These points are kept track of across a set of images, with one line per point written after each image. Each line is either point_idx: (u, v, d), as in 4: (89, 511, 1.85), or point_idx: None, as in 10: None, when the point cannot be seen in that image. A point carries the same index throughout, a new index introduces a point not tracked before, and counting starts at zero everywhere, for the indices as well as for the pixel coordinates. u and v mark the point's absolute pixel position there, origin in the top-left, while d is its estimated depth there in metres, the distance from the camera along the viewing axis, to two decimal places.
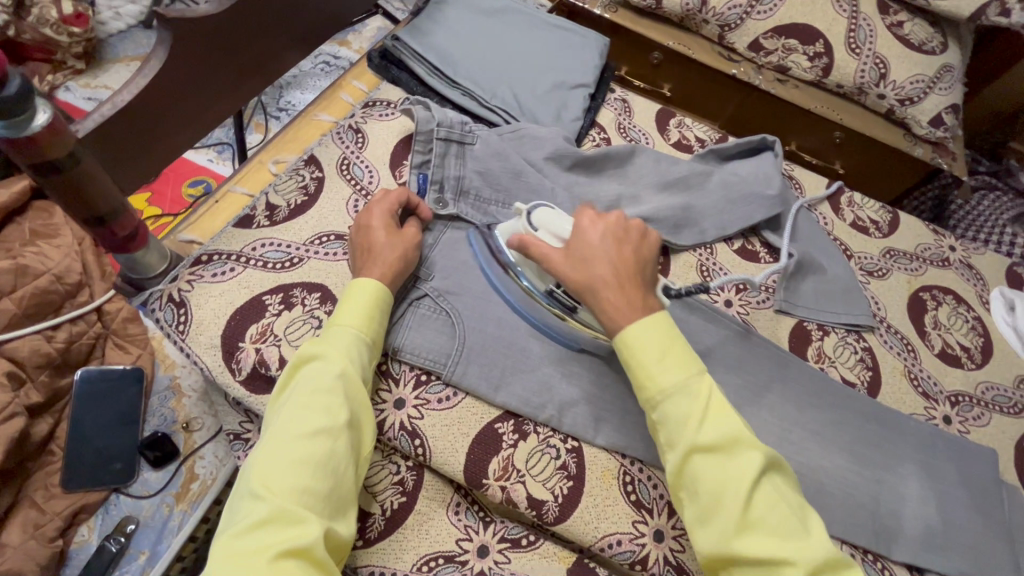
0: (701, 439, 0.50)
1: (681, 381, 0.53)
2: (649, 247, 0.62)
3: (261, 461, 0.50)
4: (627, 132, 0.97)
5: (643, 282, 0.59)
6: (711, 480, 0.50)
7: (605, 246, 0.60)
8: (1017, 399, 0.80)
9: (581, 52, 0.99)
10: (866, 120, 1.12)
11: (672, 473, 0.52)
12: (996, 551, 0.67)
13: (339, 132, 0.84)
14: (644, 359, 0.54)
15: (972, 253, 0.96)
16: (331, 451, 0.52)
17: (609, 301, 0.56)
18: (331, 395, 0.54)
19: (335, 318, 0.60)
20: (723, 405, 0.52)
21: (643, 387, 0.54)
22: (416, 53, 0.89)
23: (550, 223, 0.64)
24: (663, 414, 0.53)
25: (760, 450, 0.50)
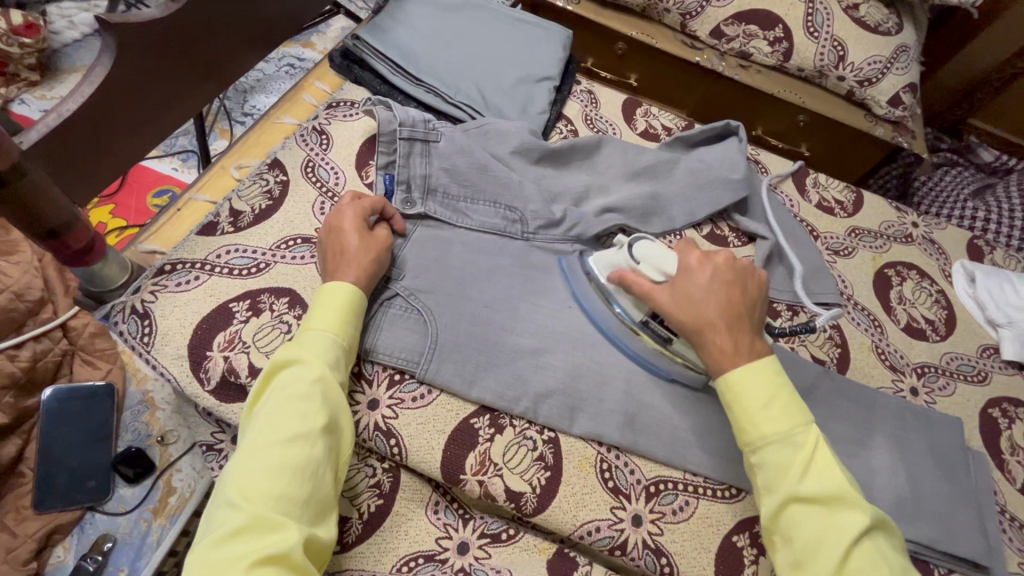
0: (803, 490, 0.51)
1: (786, 432, 0.53)
2: (754, 288, 0.63)
3: (237, 470, 0.49)
4: (594, 123, 0.97)
5: (752, 325, 0.60)
6: (810, 531, 0.50)
7: (713, 287, 0.61)
8: (981, 368, 0.83)
9: (544, 45, 0.99)
10: (827, 102, 1.14)
11: (767, 516, 0.53)
12: (969, 517, 0.67)
13: (302, 134, 0.83)
14: (746, 403, 0.55)
15: (934, 229, 0.98)
16: (309, 456, 0.51)
17: (716, 343, 0.58)
18: (307, 399, 0.53)
19: (310, 322, 0.60)
20: (829, 458, 0.53)
21: (744, 432, 0.55)
22: (377, 51, 0.89)
23: (652, 256, 0.65)
24: (761, 458, 0.54)
25: (865, 509, 0.51)
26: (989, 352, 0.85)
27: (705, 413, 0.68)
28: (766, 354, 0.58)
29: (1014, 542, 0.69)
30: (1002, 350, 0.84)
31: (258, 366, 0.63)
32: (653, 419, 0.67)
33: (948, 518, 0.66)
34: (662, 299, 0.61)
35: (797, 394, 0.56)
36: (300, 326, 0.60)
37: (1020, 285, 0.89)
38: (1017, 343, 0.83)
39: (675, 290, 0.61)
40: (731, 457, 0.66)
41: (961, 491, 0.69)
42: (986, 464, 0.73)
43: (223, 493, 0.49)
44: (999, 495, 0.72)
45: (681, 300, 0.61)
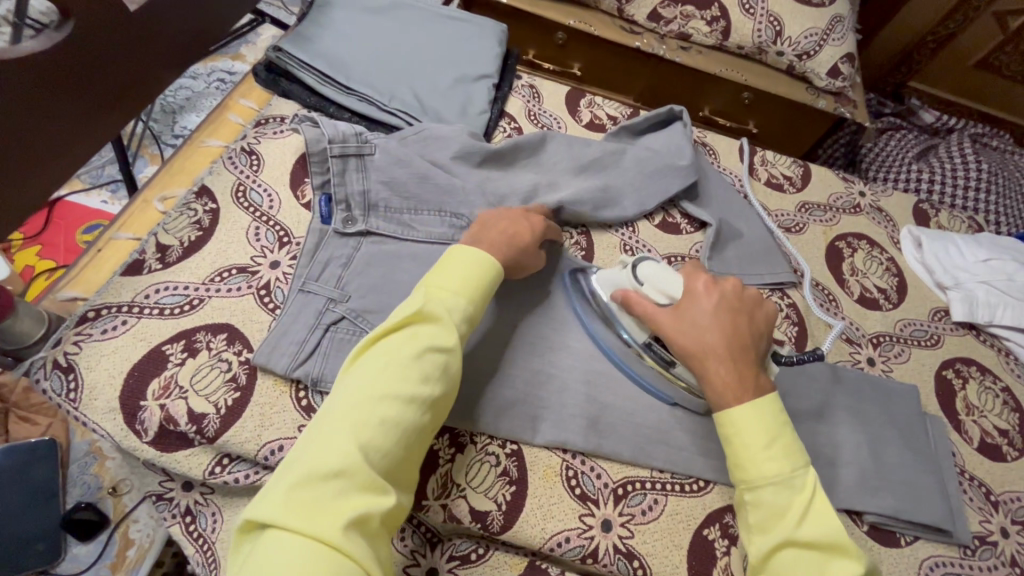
0: (799, 534, 0.50)
1: (785, 475, 0.52)
2: (759, 317, 0.63)
3: (347, 414, 0.47)
4: (538, 118, 0.95)
5: (755, 359, 0.59)
6: (802, 575, 0.49)
7: (722, 315, 0.60)
8: (934, 332, 0.84)
9: (478, 42, 0.96)
10: (769, 77, 1.14)
11: (757, 557, 0.52)
12: (930, 484, 0.68)
13: (231, 156, 0.79)
14: (747, 444, 0.54)
15: (881, 197, 0.99)
16: (414, 421, 0.49)
17: (718, 375, 0.57)
18: (428, 364, 0.51)
19: (447, 278, 0.57)
20: (826, 506, 0.52)
21: (742, 470, 0.54)
22: (303, 62, 0.84)
23: (657, 280, 0.63)
24: (758, 498, 0.53)
25: (859, 559, 0.50)
26: (940, 315, 0.86)
27: (667, 408, 0.67)
28: (768, 390, 0.57)
29: (974, 501, 0.70)
30: (952, 312, 0.85)
31: (198, 412, 0.60)
32: (616, 419, 0.66)
33: (910, 486, 0.67)
34: (664, 323, 0.61)
35: (798, 437, 0.56)
36: (431, 277, 0.57)
37: (963, 246, 0.91)
38: (966, 304, 0.85)
39: (679, 318, 0.60)
40: (697, 450, 0.66)
41: (921, 458, 0.70)
42: (943, 428, 0.74)
43: (326, 432, 0.46)
44: (958, 456, 0.73)
45: (684, 329, 0.60)
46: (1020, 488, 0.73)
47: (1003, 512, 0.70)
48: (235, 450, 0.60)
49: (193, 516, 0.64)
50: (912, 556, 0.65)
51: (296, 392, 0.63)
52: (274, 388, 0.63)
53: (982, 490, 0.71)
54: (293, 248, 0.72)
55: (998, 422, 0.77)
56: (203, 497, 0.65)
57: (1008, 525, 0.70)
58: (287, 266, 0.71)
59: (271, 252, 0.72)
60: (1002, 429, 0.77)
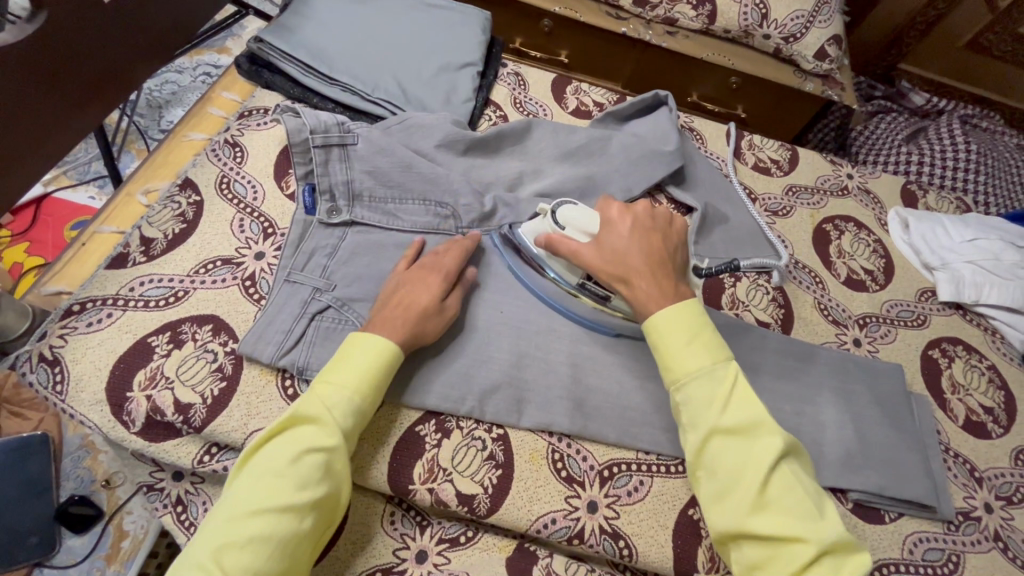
0: (724, 423, 0.53)
1: (707, 367, 0.55)
2: (674, 236, 0.67)
3: (220, 532, 0.48)
4: (523, 105, 0.95)
5: (674, 271, 0.63)
6: (730, 460, 0.52)
7: (638, 235, 0.64)
8: (921, 312, 0.84)
9: (462, 30, 0.96)
10: (756, 61, 1.14)
11: (693, 453, 0.54)
12: (914, 460, 0.69)
13: (214, 148, 0.79)
14: (673, 344, 0.57)
15: (869, 179, 0.99)
16: (293, 530, 0.50)
17: (641, 289, 0.60)
18: (306, 468, 0.51)
19: (334, 374, 0.56)
20: (748, 391, 0.54)
21: (670, 369, 0.56)
22: (285, 53, 0.83)
23: (575, 220, 0.66)
24: (686, 395, 0.55)
25: (780, 435, 0.53)
26: (926, 295, 0.86)
27: (653, 390, 0.68)
28: (688, 297, 0.61)
29: (958, 478, 0.71)
30: (938, 293, 0.86)
31: (184, 402, 0.60)
32: (601, 402, 0.66)
33: (894, 463, 0.68)
34: (590, 258, 0.63)
35: (717, 332, 0.59)
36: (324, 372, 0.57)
37: (949, 227, 0.91)
38: (952, 284, 0.85)
39: (601, 247, 0.63)
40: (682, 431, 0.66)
41: (905, 435, 0.71)
42: (928, 406, 0.75)
43: (198, 549, 0.48)
44: (942, 434, 0.74)
45: (607, 256, 0.62)
46: (1005, 464, 0.73)
47: (987, 488, 0.71)
48: (223, 439, 0.60)
49: (184, 506, 0.63)
50: (896, 532, 0.66)
51: (282, 380, 0.63)
52: (260, 377, 0.63)
53: (967, 467, 0.72)
54: (278, 239, 0.73)
55: (984, 400, 0.78)
56: (193, 487, 0.64)
57: (992, 500, 0.70)
58: (272, 257, 0.71)
59: (255, 243, 0.72)
60: (988, 406, 0.78)
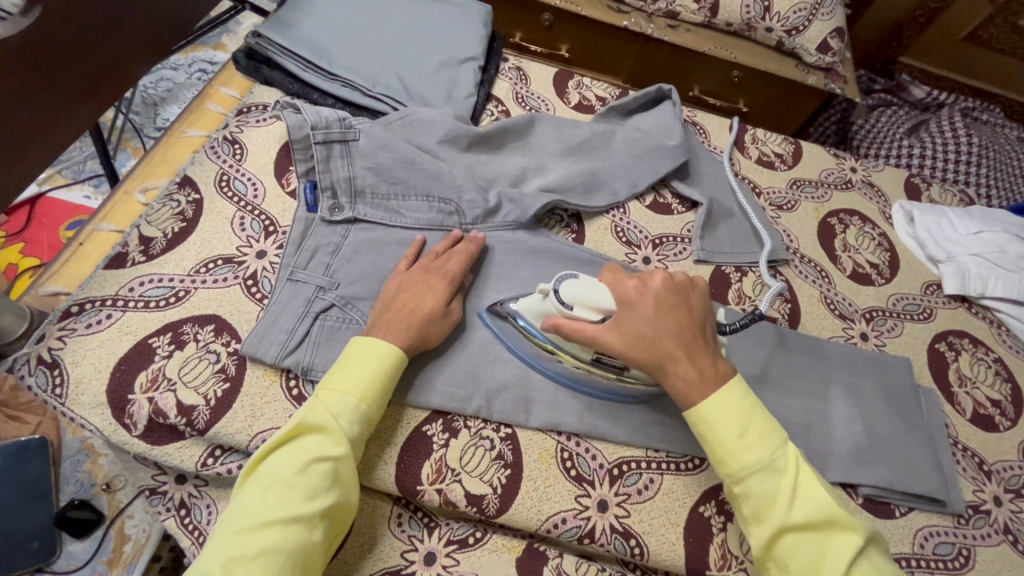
0: (793, 518, 0.51)
1: (767, 460, 0.54)
2: (698, 301, 0.61)
3: (229, 544, 0.47)
4: (525, 101, 0.94)
5: (708, 346, 0.59)
6: (803, 558, 0.51)
7: (662, 312, 0.58)
8: (926, 305, 0.84)
9: (463, 24, 0.95)
10: (758, 55, 1.13)
11: (761, 548, 0.53)
12: (923, 455, 0.69)
13: (213, 145, 0.77)
14: (723, 437, 0.55)
15: (872, 172, 0.99)
16: (304, 541, 0.49)
17: (679, 375, 0.56)
18: (314, 477, 0.51)
19: (336, 382, 0.56)
20: (812, 481, 0.53)
21: (724, 464, 0.55)
22: (284, 48, 0.82)
23: (583, 297, 0.59)
24: (746, 489, 0.54)
25: (855, 529, 0.51)
26: (932, 289, 0.86)
27: (661, 387, 0.67)
28: (729, 375, 0.58)
29: (967, 471, 0.71)
30: (944, 286, 0.85)
31: (187, 404, 0.59)
32: (609, 401, 0.65)
33: (903, 457, 0.68)
34: (611, 344, 0.57)
35: (768, 413, 0.57)
36: (327, 380, 0.56)
37: (954, 219, 0.91)
38: (958, 277, 0.84)
39: (622, 330, 0.57)
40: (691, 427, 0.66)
41: (914, 429, 0.71)
42: (936, 400, 0.75)
43: (204, 564, 0.47)
44: (951, 427, 0.74)
45: (630, 340, 0.57)
46: (1013, 457, 0.73)
47: (996, 481, 0.71)
48: (227, 441, 0.59)
49: (187, 509, 0.62)
50: (907, 527, 0.65)
51: (286, 381, 0.62)
52: (264, 378, 0.62)
53: (975, 460, 0.72)
54: (279, 237, 0.71)
55: (991, 393, 0.78)
56: (196, 490, 0.63)
57: (1001, 494, 0.70)
58: (273, 255, 0.70)
59: (256, 241, 0.71)
60: (995, 399, 0.77)
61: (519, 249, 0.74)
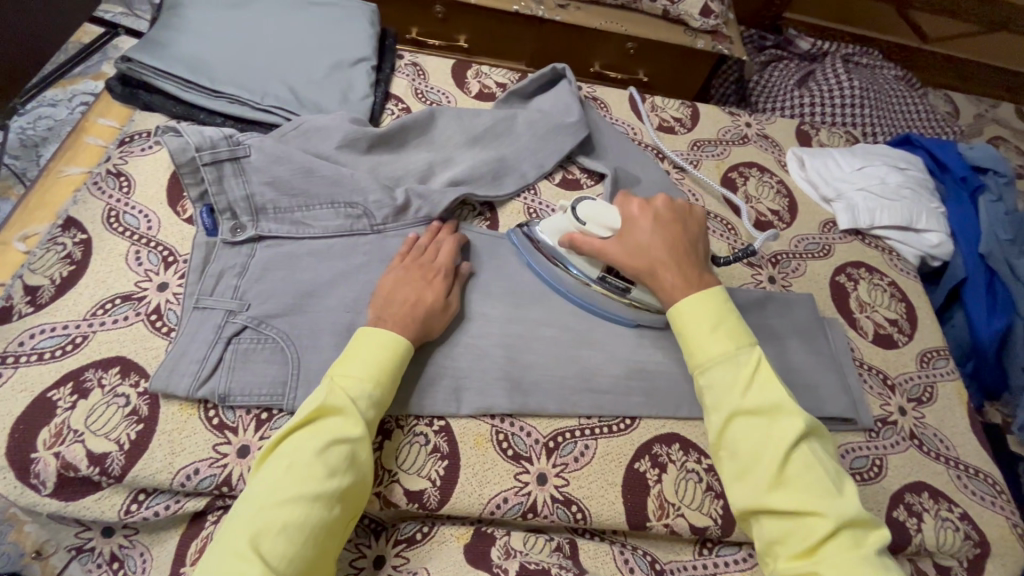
0: (746, 404, 0.55)
1: (729, 352, 0.57)
2: (695, 225, 0.69)
3: (252, 520, 0.48)
4: (424, 95, 0.93)
5: (697, 260, 0.65)
6: (751, 441, 0.54)
7: (657, 231, 0.66)
8: (825, 242, 0.90)
9: (349, 25, 0.93)
10: (648, 25, 1.17)
11: (715, 434, 0.56)
12: (832, 380, 0.74)
13: (96, 180, 0.74)
14: (695, 332, 0.59)
15: (765, 124, 1.04)
16: (323, 518, 0.50)
17: (667, 281, 0.63)
18: (335, 456, 0.52)
19: (346, 369, 0.57)
20: (770, 376, 0.56)
21: (693, 356, 0.59)
22: (159, 70, 0.79)
23: (596, 215, 0.68)
24: (709, 379, 0.57)
25: (802, 417, 0.54)
26: (829, 226, 0.92)
27: (587, 357, 0.70)
28: (714, 284, 0.63)
29: (873, 388, 0.77)
30: (838, 222, 0.91)
31: (98, 452, 0.56)
32: (538, 378, 0.67)
33: (815, 386, 0.73)
34: (615, 253, 0.66)
35: (742, 322, 0.61)
36: (340, 365, 0.58)
37: (840, 159, 0.97)
38: (848, 212, 0.91)
39: (624, 242, 0.66)
40: (621, 390, 0.68)
41: (824, 358, 0.76)
42: (841, 328, 0.80)
43: (227, 543, 0.47)
44: (856, 350, 0.80)
45: (632, 249, 0.65)
46: (912, 368, 0.80)
47: (900, 392, 0.78)
48: (148, 483, 0.57)
49: (119, 562, 0.59)
50: None
51: (206, 411, 0.61)
52: (180, 412, 0.60)
53: (880, 377, 0.78)
54: (180, 266, 0.69)
55: (889, 314, 0.84)
56: (127, 541, 0.60)
57: (905, 404, 0.77)
58: (176, 286, 0.67)
59: (157, 274, 0.68)
60: (893, 319, 0.84)
61: (490, 236, 0.78)
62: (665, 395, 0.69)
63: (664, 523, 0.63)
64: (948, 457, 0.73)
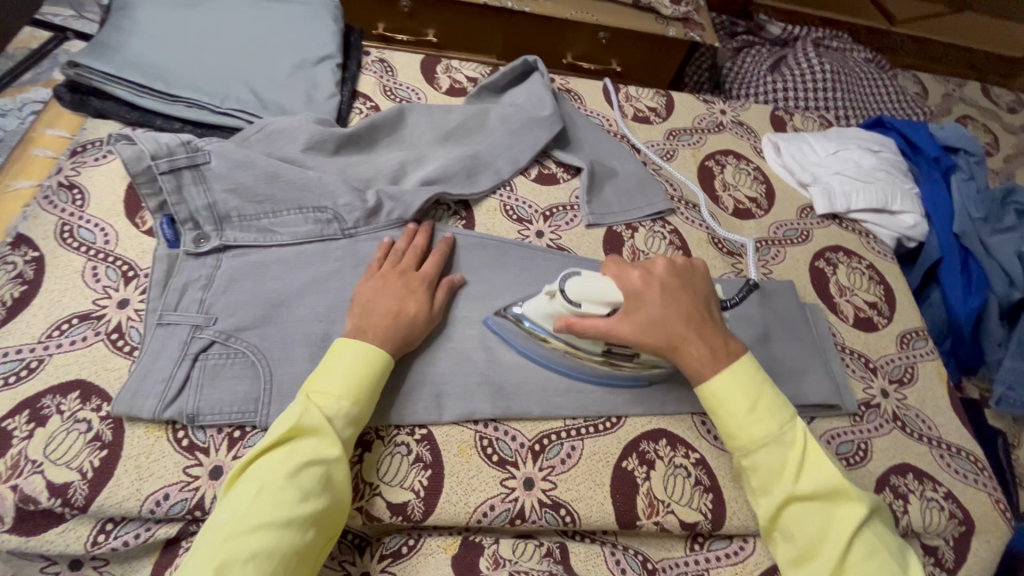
0: (800, 489, 0.55)
1: (775, 433, 0.57)
2: (701, 283, 0.65)
3: (218, 548, 0.45)
4: (393, 92, 0.91)
5: (716, 326, 0.62)
6: (807, 526, 0.54)
7: (672, 300, 0.62)
8: (803, 228, 0.90)
9: (310, 21, 0.90)
10: (619, 14, 1.16)
11: (767, 517, 0.56)
12: (815, 366, 0.74)
13: (46, 194, 0.70)
14: (734, 411, 0.58)
15: (740, 111, 1.04)
16: (294, 544, 0.48)
17: (693, 354, 0.60)
18: (308, 479, 0.50)
19: (321, 385, 0.55)
20: (819, 455, 0.56)
21: (734, 437, 0.58)
22: (109, 75, 0.75)
23: (589, 292, 0.60)
24: (754, 462, 0.57)
25: (861, 500, 0.54)
26: (806, 211, 0.92)
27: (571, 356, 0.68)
28: (739, 352, 0.61)
29: (855, 371, 0.77)
30: (815, 207, 0.91)
31: (60, 483, 0.53)
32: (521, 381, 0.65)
33: (799, 373, 0.73)
34: (626, 332, 0.60)
35: (779, 393, 0.60)
36: (314, 381, 0.55)
37: (815, 143, 0.97)
38: (825, 197, 0.91)
39: (635, 318, 0.60)
40: (606, 388, 0.67)
41: (807, 345, 0.76)
42: (821, 313, 0.80)
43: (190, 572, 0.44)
44: (837, 335, 0.80)
45: (647, 326, 0.60)
46: (893, 350, 0.81)
47: (882, 375, 0.78)
48: (115, 512, 0.54)
49: None
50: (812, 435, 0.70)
51: (174, 432, 0.58)
52: (147, 435, 0.57)
53: (862, 360, 0.78)
54: (141, 281, 0.66)
55: (868, 297, 0.85)
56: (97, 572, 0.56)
57: (887, 386, 0.77)
58: (137, 302, 0.64)
59: (116, 290, 0.65)
60: (872, 302, 0.84)
61: (466, 236, 0.76)
62: (650, 390, 0.68)
63: (655, 521, 0.62)
64: (931, 438, 0.74)
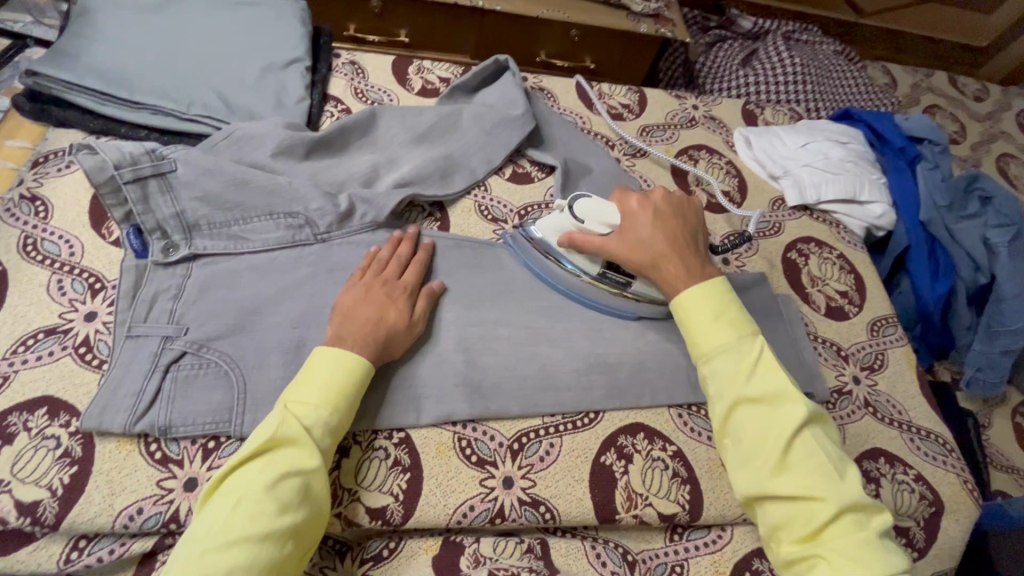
0: (749, 391, 0.56)
1: (733, 341, 0.58)
2: (692, 216, 0.70)
3: (194, 564, 0.44)
4: (365, 95, 0.90)
5: (698, 250, 0.66)
6: (754, 430, 0.55)
7: (659, 224, 0.67)
8: (775, 221, 0.91)
9: (278, 24, 0.89)
10: (590, 10, 1.16)
11: (719, 423, 0.57)
12: (788, 356, 0.75)
13: (7, 207, 0.68)
14: (696, 320, 0.60)
15: (712, 105, 1.05)
16: (272, 558, 0.47)
17: (672, 273, 0.64)
18: (287, 490, 0.49)
19: (299, 395, 0.55)
20: (772, 364, 0.57)
21: (696, 344, 0.60)
22: (71, 83, 0.73)
23: (594, 212, 0.69)
24: (711, 368, 0.58)
25: (805, 405, 0.55)
26: (778, 204, 0.93)
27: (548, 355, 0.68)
28: (716, 274, 0.64)
29: (828, 359, 0.79)
30: (787, 199, 0.93)
31: (29, 501, 0.53)
32: (498, 381, 0.66)
33: None
34: (615, 249, 0.66)
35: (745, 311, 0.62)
36: (291, 392, 0.55)
37: (786, 136, 0.99)
38: (796, 188, 0.92)
39: (625, 237, 0.66)
40: (583, 384, 0.68)
41: (780, 335, 0.77)
42: (795, 304, 0.82)
43: None
44: (810, 325, 0.81)
45: (633, 243, 0.66)
46: (864, 337, 0.83)
47: (853, 362, 0.80)
48: (88, 528, 0.53)
49: None
50: None
51: (147, 445, 0.57)
52: (119, 449, 0.56)
53: (834, 348, 0.80)
54: (109, 293, 0.64)
55: (839, 286, 0.86)
56: None
57: (859, 373, 0.79)
58: (106, 315, 0.63)
59: (83, 303, 0.63)
60: (843, 291, 0.86)
61: (443, 238, 0.75)
62: (627, 386, 0.69)
63: (633, 514, 0.63)
64: (901, 422, 0.76)
